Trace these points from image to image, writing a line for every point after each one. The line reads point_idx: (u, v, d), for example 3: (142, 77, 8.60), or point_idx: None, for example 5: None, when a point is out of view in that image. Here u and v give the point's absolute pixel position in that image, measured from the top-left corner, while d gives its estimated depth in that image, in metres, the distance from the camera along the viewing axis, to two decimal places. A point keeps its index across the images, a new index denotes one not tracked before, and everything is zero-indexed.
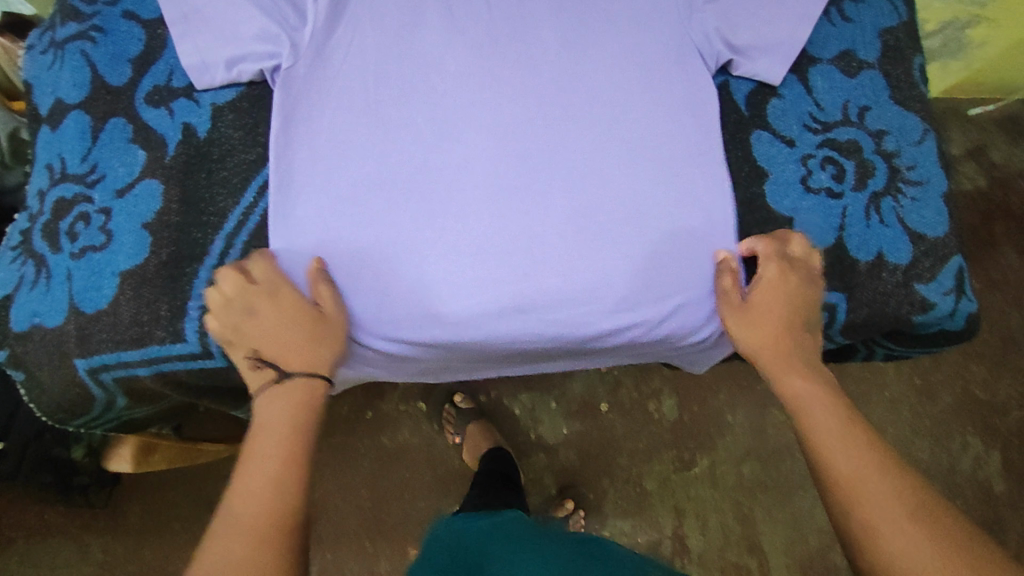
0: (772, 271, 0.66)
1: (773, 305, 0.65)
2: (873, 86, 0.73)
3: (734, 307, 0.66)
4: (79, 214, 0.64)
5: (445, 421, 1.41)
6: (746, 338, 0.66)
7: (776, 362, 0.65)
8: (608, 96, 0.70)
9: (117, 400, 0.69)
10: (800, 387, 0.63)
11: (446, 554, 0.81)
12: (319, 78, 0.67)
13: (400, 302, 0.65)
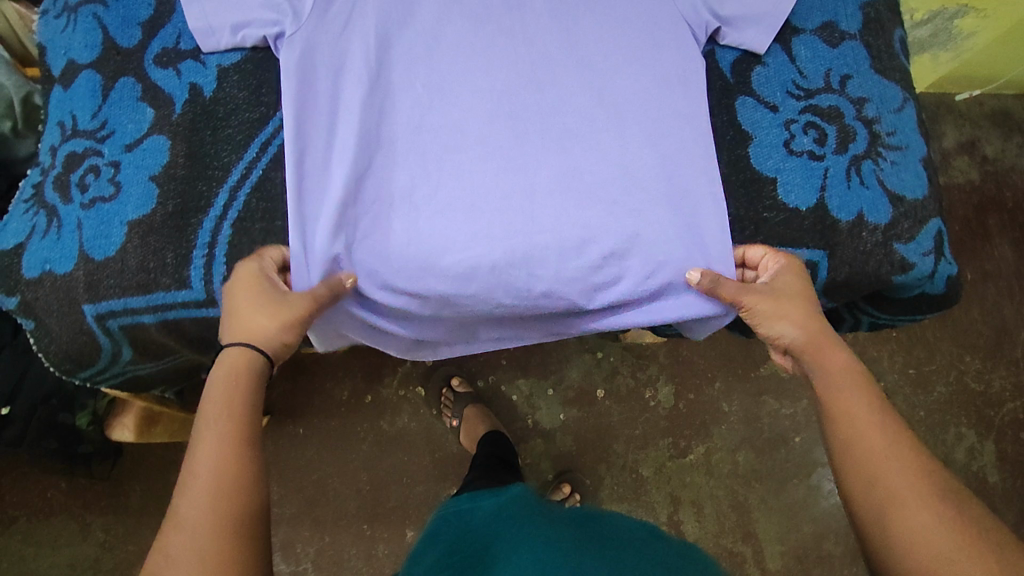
0: (784, 261, 0.68)
1: (797, 288, 0.67)
2: (855, 56, 0.76)
3: (761, 295, 0.66)
4: (90, 167, 0.66)
5: (443, 405, 1.41)
6: (783, 321, 0.66)
7: (815, 342, 0.65)
8: (598, 63, 0.73)
9: (122, 352, 0.72)
10: (840, 361, 0.64)
11: (456, 531, 0.83)
12: (323, 41, 0.69)
13: (398, 257, 0.68)
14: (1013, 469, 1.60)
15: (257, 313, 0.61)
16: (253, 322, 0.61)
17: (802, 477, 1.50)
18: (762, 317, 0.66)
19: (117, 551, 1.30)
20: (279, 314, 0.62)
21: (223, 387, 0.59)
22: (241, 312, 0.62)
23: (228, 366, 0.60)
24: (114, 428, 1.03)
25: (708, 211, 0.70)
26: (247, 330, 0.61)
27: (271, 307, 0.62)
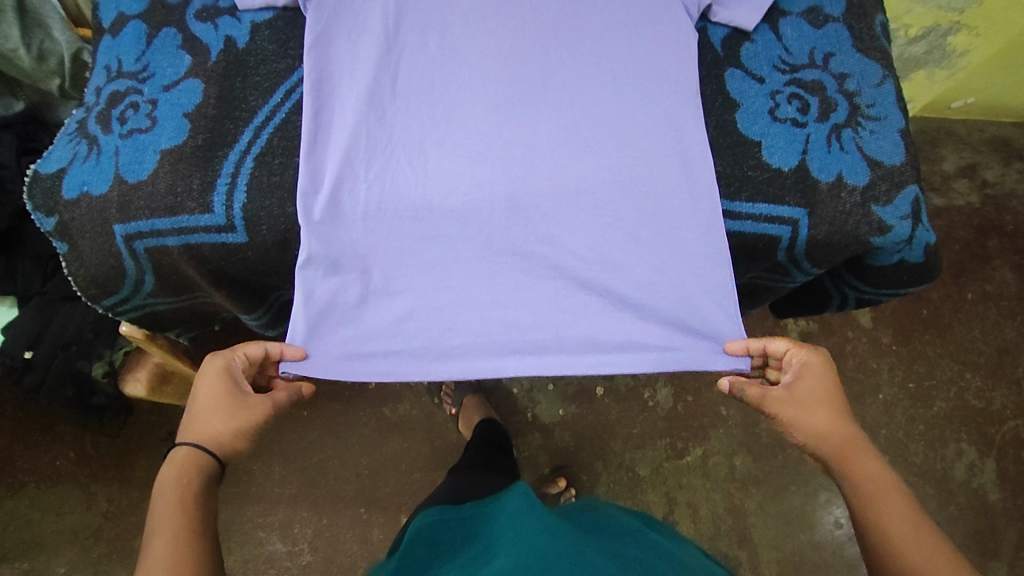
0: (808, 356, 0.72)
1: (820, 389, 0.71)
2: (837, 37, 0.82)
3: (782, 401, 0.72)
4: (131, 103, 0.73)
5: (443, 395, 1.45)
6: (806, 425, 0.71)
7: (842, 447, 0.70)
8: (598, 34, 0.79)
9: (145, 280, 0.77)
10: (868, 469, 0.68)
11: (459, 530, 0.79)
12: (348, 5, 0.77)
13: (404, 196, 0.73)
14: (1015, 488, 1.56)
15: (216, 418, 0.68)
16: (212, 424, 0.68)
17: (797, 481, 1.50)
18: (788, 423, 0.72)
19: (118, 522, 1.31)
20: (241, 419, 0.69)
21: (175, 483, 0.64)
22: (204, 415, 0.68)
23: (179, 465, 0.66)
24: (125, 381, 1.07)
25: (697, 167, 0.75)
26: (209, 433, 0.68)
27: (232, 413, 0.68)
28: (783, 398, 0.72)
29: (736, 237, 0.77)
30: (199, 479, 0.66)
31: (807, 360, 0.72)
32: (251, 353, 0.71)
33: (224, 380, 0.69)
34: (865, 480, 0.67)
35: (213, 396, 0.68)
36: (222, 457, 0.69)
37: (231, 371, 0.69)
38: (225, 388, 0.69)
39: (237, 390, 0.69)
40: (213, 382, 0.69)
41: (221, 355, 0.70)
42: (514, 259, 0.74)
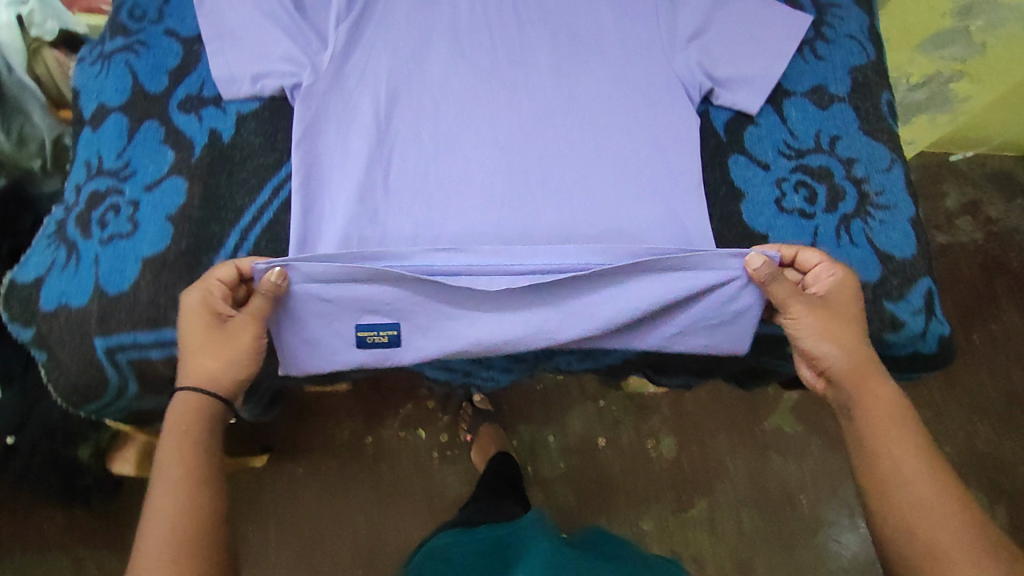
0: (841, 273, 0.69)
1: (846, 303, 0.68)
2: (844, 118, 0.79)
3: (812, 305, 0.67)
4: (111, 204, 0.70)
5: (459, 420, 1.20)
6: (828, 337, 0.66)
7: (856, 372, 0.66)
8: (597, 118, 0.77)
9: (128, 387, 0.72)
10: (882, 393, 0.64)
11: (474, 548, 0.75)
12: (338, 96, 0.75)
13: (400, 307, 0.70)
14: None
15: (203, 349, 0.64)
16: (202, 360, 0.63)
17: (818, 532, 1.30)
18: (807, 331, 0.67)
19: None
20: (231, 347, 0.65)
21: (183, 424, 0.61)
22: (191, 350, 0.63)
23: (185, 406, 0.62)
24: (114, 461, 1.05)
25: (703, 260, 0.72)
26: (201, 372, 0.63)
27: (217, 343, 0.64)
28: (812, 304, 0.67)
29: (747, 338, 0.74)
30: (209, 423, 0.63)
31: (835, 272, 0.69)
32: (225, 276, 0.65)
33: (202, 312, 0.64)
34: (874, 404, 0.64)
35: (204, 330, 0.64)
36: (228, 398, 0.65)
37: (209, 299, 0.65)
38: (205, 318, 0.64)
39: (218, 320, 0.65)
40: (199, 314, 0.64)
41: (193, 289, 0.65)
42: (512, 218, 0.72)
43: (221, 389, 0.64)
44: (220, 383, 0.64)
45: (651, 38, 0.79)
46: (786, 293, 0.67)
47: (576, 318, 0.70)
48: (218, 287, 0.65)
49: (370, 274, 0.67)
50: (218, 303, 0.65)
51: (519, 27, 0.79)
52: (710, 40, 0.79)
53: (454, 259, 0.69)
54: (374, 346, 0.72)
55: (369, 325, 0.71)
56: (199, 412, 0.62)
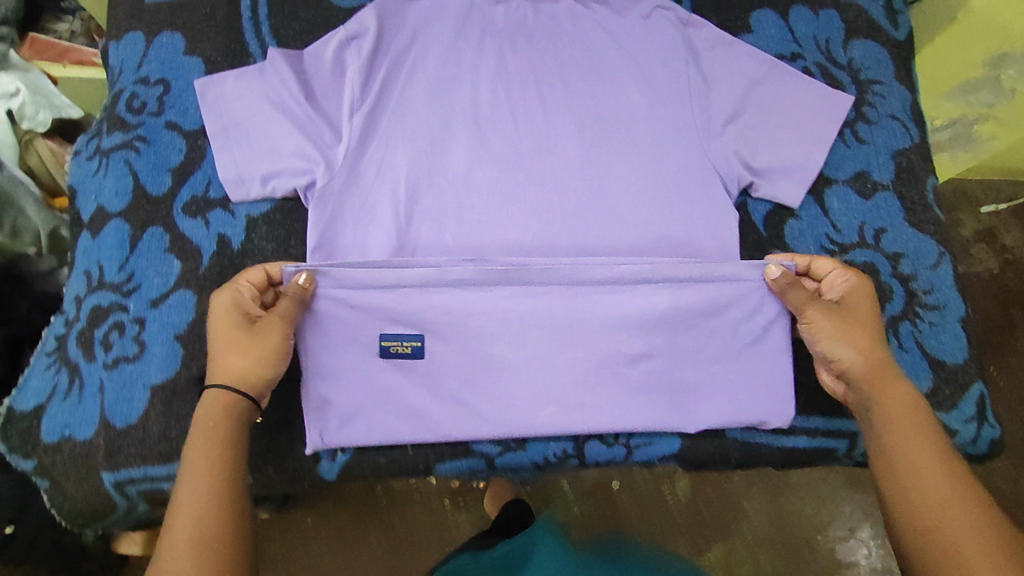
0: (856, 278, 0.66)
1: (864, 308, 0.65)
2: (889, 208, 0.75)
3: (828, 309, 0.64)
4: (115, 323, 0.66)
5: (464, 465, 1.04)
6: (844, 340, 0.63)
7: (874, 374, 0.62)
8: (625, 215, 0.71)
9: (139, 509, 0.66)
10: (902, 397, 0.60)
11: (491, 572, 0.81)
12: (354, 195, 0.69)
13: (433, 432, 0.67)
14: None
15: (232, 346, 0.59)
16: (230, 357, 0.59)
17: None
18: (824, 334, 0.64)
19: None
20: (257, 346, 0.60)
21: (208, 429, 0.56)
22: (219, 350, 0.60)
23: (212, 405, 0.57)
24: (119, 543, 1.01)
25: (741, 369, 0.69)
26: (227, 368, 0.59)
27: (243, 342, 0.59)
28: (829, 309, 0.64)
29: (795, 454, 0.72)
30: (233, 427, 0.57)
31: (850, 277, 0.66)
32: (256, 278, 0.63)
33: (231, 309, 0.61)
34: (892, 408, 0.59)
35: (232, 326, 0.60)
36: (256, 397, 0.60)
37: (239, 297, 0.61)
38: (232, 314, 0.60)
39: (246, 320, 0.61)
40: (229, 312, 0.60)
41: (224, 289, 0.62)
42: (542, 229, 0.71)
43: (247, 387, 0.59)
44: (247, 383, 0.59)
45: (685, 125, 0.73)
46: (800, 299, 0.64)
47: (605, 370, 0.68)
48: (250, 288, 0.62)
49: (399, 276, 0.65)
50: (247, 304, 0.62)
51: (544, 111, 0.73)
52: (748, 124, 0.73)
53: (486, 281, 0.66)
54: (399, 358, 0.66)
55: (393, 334, 0.66)
56: (224, 413, 0.57)
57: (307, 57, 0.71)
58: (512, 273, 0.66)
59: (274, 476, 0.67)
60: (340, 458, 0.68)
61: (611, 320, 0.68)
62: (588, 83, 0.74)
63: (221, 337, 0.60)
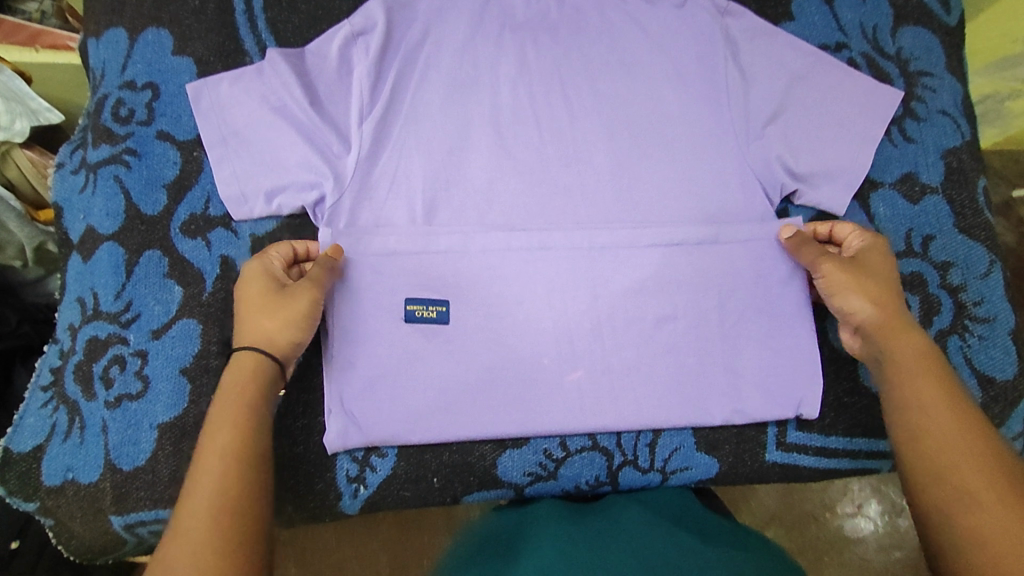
0: (869, 237, 0.62)
1: (880, 265, 0.60)
2: (937, 213, 0.71)
3: (840, 264, 0.60)
4: (115, 357, 0.61)
5: None
6: (858, 295, 0.59)
7: (888, 325, 0.57)
8: (662, 223, 0.65)
9: (151, 542, 0.63)
10: (915, 345, 0.56)
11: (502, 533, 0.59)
12: (367, 210, 0.63)
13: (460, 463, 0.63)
14: None
15: (261, 306, 0.55)
16: (258, 317, 0.55)
17: (839, 558, 0.93)
18: (835, 288, 0.60)
19: None
20: (288, 309, 0.55)
21: (236, 388, 0.52)
22: (245, 313, 0.55)
23: (241, 367, 0.53)
24: None
25: (788, 395, 0.64)
26: (255, 329, 0.54)
27: (275, 304, 0.55)
28: (843, 262, 0.60)
29: (837, 474, 0.68)
30: (262, 386, 0.53)
31: (864, 235, 0.62)
32: (285, 252, 0.60)
33: (262, 271, 0.57)
34: (904, 359, 0.55)
35: (260, 288, 0.56)
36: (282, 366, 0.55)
37: (269, 263, 0.58)
38: (263, 275, 0.57)
39: (278, 284, 0.57)
40: (256, 278, 0.57)
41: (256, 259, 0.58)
42: (575, 211, 0.65)
43: (276, 349, 0.54)
44: (274, 344, 0.55)
45: (722, 127, 0.67)
46: (813, 256, 0.61)
47: (641, 399, 0.63)
48: (281, 259, 0.59)
49: (434, 243, 0.63)
50: (277, 271, 0.58)
51: (570, 114, 0.67)
52: (792, 123, 0.67)
53: (507, 271, 0.63)
54: (423, 323, 0.61)
55: (418, 298, 0.62)
56: (252, 370, 0.53)
57: (309, 55, 0.64)
58: (538, 239, 0.64)
59: (296, 515, 0.63)
60: (361, 492, 0.63)
61: (645, 342, 0.63)
62: (616, 82, 0.68)
63: (247, 300, 0.56)
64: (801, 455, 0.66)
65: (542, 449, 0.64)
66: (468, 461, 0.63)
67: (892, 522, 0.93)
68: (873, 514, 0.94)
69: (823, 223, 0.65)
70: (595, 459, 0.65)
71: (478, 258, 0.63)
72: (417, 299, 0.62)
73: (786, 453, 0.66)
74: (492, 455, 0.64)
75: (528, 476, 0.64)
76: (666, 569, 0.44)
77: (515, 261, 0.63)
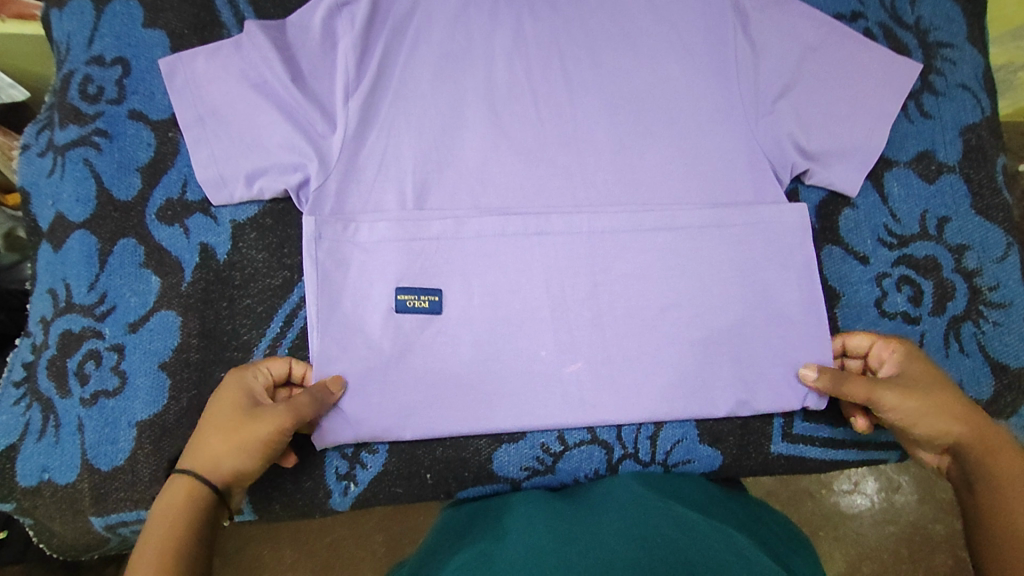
0: (901, 347, 0.57)
1: (930, 377, 0.55)
2: (953, 194, 0.67)
3: (900, 390, 0.53)
4: (90, 352, 0.58)
5: None
6: (933, 418, 0.53)
7: (977, 442, 0.53)
8: (663, 210, 0.62)
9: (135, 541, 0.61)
10: (1010, 460, 0.52)
11: (486, 520, 0.53)
12: (354, 192, 0.59)
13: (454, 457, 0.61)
14: None
15: (223, 430, 0.48)
16: (213, 441, 0.48)
17: (833, 534, 0.87)
18: (904, 418, 0.53)
19: None
20: (245, 434, 0.48)
21: (169, 523, 0.44)
22: (199, 433, 0.49)
23: (177, 497, 0.46)
24: None
25: (797, 385, 0.61)
26: (204, 451, 0.48)
27: (235, 427, 0.48)
28: (897, 385, 0.53)
29: (843, 465, 0.66)
30: (197, 521, 0.45)
31: (898, 346, 0.57)
32: (280, 368, 0.55)
33: (239, 393, 0.51)
34: (1007, 482, 0.51)
35: (226, 411, 0.49)
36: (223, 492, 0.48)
37: (252, 385, 0.52)
38: (236, 397, 0.51)
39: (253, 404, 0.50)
40: (232, 393, 0.51)
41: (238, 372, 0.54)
42: (574, 193, 0.62)
43: (216, 477, 0.47)
44: (219, 471, 0.47)
45: (730, 103, 0.63)
46: (864, 387, 0.54)
47: (643, 390, 0.60)
48: (268, 376, 0.54)
49: (426, 229, 0.59)
50: (259, 391, 0.52)
51: (570, 90, 0.63)
52: (805, 98, 0.63)
53: (503, 258, 0.60)
54: (415, 313, 0.58)
55: (408, 286, 0.58)
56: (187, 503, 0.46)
57: (290, 27, 0.60)
58: (535, 224, 0.60)
59: (283, 514, 0.61)
60: (351, 489, 0.61)
61: (648, 331, 0.60)
62: (618, 56, 0.64)
63: (207, 432, 0.49)
64: (807, 446, 0.64)
65: (539, 443, 0.62)
66: (462, 457, 0.61)
67: (890, 500, 0.89)
68: (870, 491, 0.89)
69: (847, 337, 0.60)
70: (594, 452, 0.62)
71: (473, 244, 0.59)
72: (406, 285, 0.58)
73: (792, 445, 0.64)
74: (487, 450, 0.61)
75: (525, 470, 0.62)
76: (658, 548, 0.38)
77: (511, 248, 0.60)
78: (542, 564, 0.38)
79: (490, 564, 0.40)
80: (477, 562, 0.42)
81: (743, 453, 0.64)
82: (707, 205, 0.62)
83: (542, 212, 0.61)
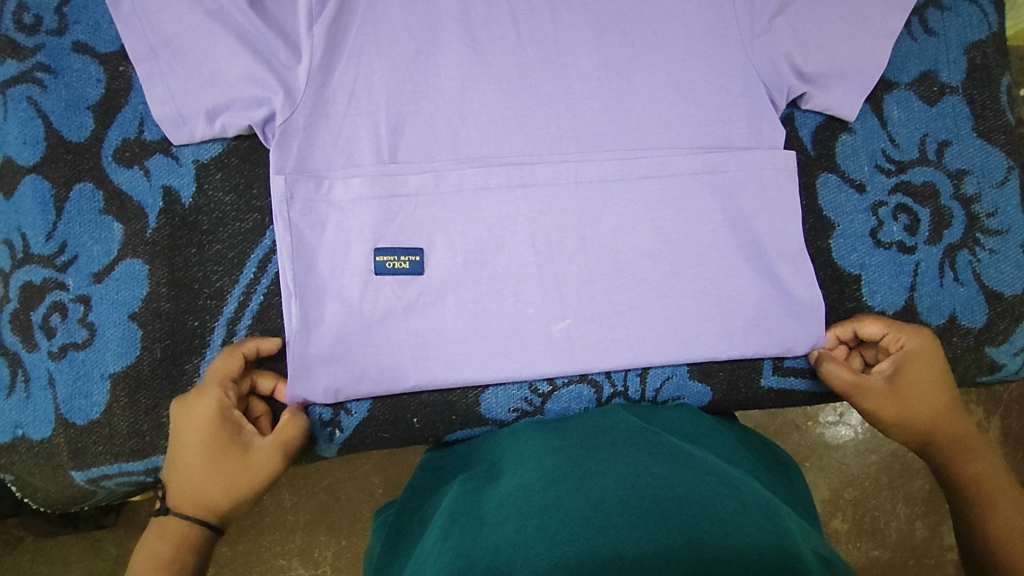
0: (914, 346, 0.57)
1: (924, 384, 0.56)
2: (955, 116, 0.64)
3: (886, 392, 0.56)
4: (54, 304, 0.55)
5: None
6: (910, 420, 0.56)
7: (949, 442, 0.56)
8: (652, 141, 0.59)
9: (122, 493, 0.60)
10: (981, 464, 0.54)
11: (472, 460, 0.53)
12: (323, 128, 0.55)
13: (440, 400, 0.60)
14: None
15: (208, 474, 0.49)
16: (200, 482, 0.49)
17: (818, 464, 0.89)
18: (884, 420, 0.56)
19: None
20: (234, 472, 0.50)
21: (159, 563, 0.47)
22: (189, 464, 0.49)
23: (167, 537, 0.48)
24: None
25: (790, 320, 0.60)
26: (191, 488, 0.49)
27: (226, 473, 0.49)
28: (885, 391, 0.56)
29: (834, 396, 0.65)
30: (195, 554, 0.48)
31: (908, 344, 0.57)
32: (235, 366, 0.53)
33: (209, 425, 0.50)
34: (981, 474, 0.54)
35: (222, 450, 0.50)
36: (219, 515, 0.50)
37: (217, 409, 0.50)
38: (211, 435, 0.50)
39: (236, 438, 0.50)
40: (204, 422, 0.50)
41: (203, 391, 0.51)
42: (558, 122, 0.58)
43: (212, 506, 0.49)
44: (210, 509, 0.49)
45: (724, 21, 0.59)
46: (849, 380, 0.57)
47: (633, 327, 0.58)
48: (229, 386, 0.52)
49: (402, 167, 0.56)
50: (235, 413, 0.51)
51: (552, 9, 0.59)
52: (804, 16, 0.59)
53: (484, 194, 0.57)
54: (395, 274, 0.55)
55: (387, 247, 0.55)
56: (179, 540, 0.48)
57: None
58: (519, 175, 0.57)
59: None
60: (335, 437, 0.59)
61: (636, 267, 0.58)
62: None
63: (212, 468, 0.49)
64: (797, 378, 0.63)
65: (527, 385, 0.61)
66: (448, 400, 0.60)
67: (874, 428, 0.90)
68: (855, 422, 0.89)
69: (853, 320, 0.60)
70: (583, 392, 0.61)
71: (453, 200, 0.56)
72: (385, 229, 0.55)
73: (783, 378, 0.63)
74: (474, 393, 0.60)
75: (514, 411, 0.61)
76: (656, 487, 0.36)
77: (492, 185, 0.57)
78: (532, 506, 0.36)
79: (479, 510, 0.39)
80: (468, 505, 0.41)
81: (734, 388, 0.63)
82: (699, 135, 0.59)
83: (522, 145, 0.58)
